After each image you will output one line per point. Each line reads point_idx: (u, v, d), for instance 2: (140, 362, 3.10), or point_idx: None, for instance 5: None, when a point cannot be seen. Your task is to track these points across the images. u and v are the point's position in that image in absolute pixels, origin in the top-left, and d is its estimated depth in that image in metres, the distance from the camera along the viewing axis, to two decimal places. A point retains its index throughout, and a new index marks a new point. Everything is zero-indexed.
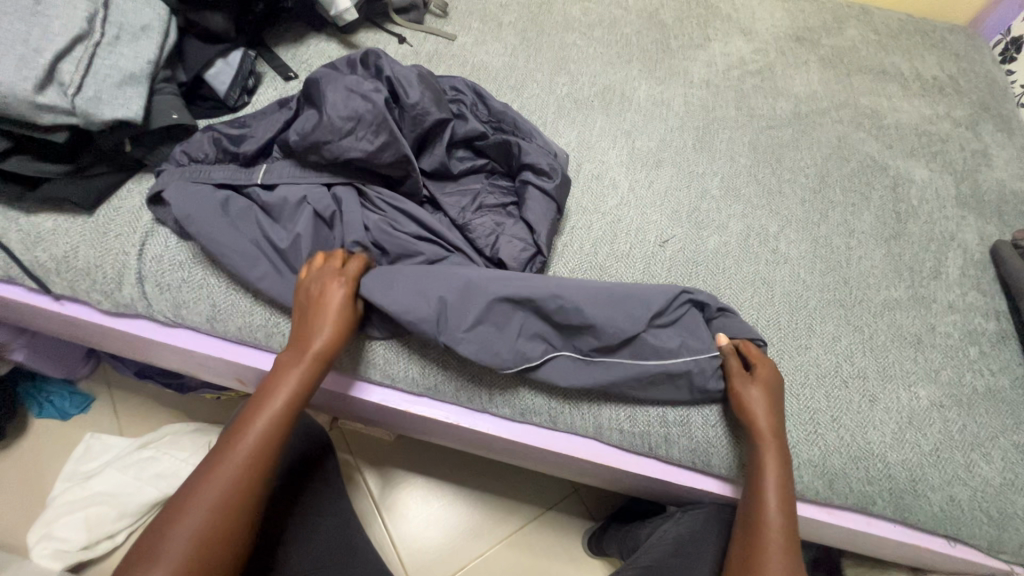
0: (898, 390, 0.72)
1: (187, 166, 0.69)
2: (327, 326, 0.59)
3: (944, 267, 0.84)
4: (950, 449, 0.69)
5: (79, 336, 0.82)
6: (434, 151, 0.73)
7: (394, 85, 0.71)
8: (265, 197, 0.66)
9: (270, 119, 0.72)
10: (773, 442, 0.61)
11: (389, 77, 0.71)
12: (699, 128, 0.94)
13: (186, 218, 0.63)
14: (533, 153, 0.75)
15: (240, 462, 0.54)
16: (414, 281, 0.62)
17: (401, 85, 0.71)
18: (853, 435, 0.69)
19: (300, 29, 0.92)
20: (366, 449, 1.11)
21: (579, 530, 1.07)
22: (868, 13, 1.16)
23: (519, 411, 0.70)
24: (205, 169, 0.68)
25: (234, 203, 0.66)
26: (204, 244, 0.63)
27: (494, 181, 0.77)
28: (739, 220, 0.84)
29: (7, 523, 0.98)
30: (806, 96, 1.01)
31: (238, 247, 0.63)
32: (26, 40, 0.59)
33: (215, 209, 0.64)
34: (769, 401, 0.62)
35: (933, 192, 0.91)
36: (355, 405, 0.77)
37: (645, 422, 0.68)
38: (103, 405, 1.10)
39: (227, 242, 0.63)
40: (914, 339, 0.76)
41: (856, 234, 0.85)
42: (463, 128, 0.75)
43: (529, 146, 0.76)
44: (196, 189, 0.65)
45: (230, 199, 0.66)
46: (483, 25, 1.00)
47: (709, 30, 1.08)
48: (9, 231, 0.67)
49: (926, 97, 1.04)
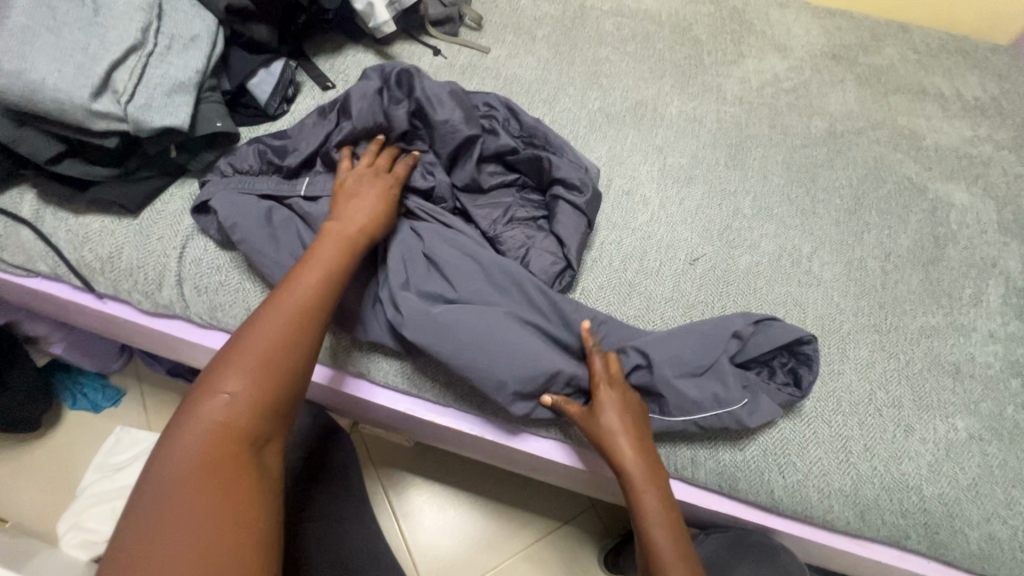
0: (935, 421, 0.70)
1: (232, 176, 0.71)
2: (371, 201, 0.64)
3: (985, 294, 0.81)
4: (990, 485, 0.66)
5: (117, 334, 0.85)
6: (465, 165, 0.75)
7: (423, 101, 0.72)
8: (305, 208, 0.67)
9: (312, 130, 0.73)
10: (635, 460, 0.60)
11: (419, 94, 0.72)
12: (732, 144, 0.93)
13: (231, 226, 0.65)
14: (563, 168, 0.75)
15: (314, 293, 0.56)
16: (476, 332, 0.62)
17: (431, 103, 0.72)
18: (888, 466, 0.67)
19: (339, 40, 0.94)
20: (385, 454, 1.11)
21: (595, 547, 1.05)
22: (906, 31, 1.14)
23: (545, 426, 0.70)
24: (250, 179, 0.70)
25: (276, 213, 0.67)
26: (247, 252, 0.65)
27: (525, 196, 0.78)
28: (771, 240, 0.83)
29: (39, 511, 1.01)
30: (842, 115, 0.99)
31: (278, 259, 0.65)
32: (84, 50, 0.62)
33: (259, 219, 0.66)
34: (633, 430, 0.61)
35: (974, 217, 0.89)
36: (381, 413, 0.79)
37: (671, 442, 0.68)
38: (133, 399, 1.12)
39: (269, 254, 0.65)
40: (953, 368, 0.74)
41: (892, 257, 0.83)
42: (494, 143, 0.76)
43: (560, 161, 0.76)
44: (241, 199, 0.67)
45: (272, 209, 0.67)
46: (516, 38, 1.01)
47: (744, 46, 1.07)
48: (59, 230, 0.69)
49: (967, 118, 1.02)
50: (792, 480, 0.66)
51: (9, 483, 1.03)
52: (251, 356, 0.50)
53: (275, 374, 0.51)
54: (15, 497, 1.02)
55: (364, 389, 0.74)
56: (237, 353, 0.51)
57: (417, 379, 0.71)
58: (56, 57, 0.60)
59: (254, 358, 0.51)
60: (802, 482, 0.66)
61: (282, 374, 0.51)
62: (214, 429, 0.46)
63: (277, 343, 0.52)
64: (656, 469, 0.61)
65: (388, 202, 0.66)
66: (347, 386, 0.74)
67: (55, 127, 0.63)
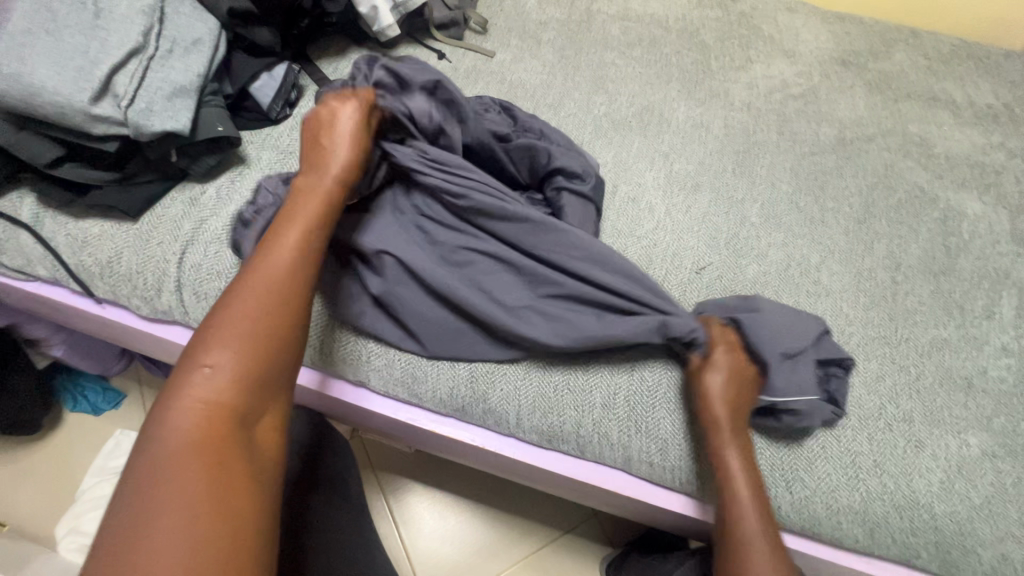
0: (946, 437, 0.68)
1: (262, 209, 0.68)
2: (340, 141, 0.64)
3: (998, 306, 0.79)
4: (1003, 503, 0.65)
5: (117, 338, 0.84)
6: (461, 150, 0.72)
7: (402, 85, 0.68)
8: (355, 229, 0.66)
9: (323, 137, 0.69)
10: (727, 432, 0.61)
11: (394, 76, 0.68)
12: (739, 151, 0.92)
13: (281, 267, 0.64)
14: (565, 159, 0.74)
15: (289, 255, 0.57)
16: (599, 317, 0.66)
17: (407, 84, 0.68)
18: (898, 483, 0.65)
19: (343, 43, 0.93)
20: (386, 460, 1.10)
21: (598, 557, 1.04)
22: (918, 36, 1.12)
23: (547, 438, 0.69)
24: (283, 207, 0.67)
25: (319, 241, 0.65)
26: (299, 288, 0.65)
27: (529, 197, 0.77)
28: (779, 249, 0.82)
29: (38, 514, 1.01)
30: (852, 121, 0.98)
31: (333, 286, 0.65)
32: (85, 53, 0.61)
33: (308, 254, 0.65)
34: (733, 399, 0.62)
35: (986, 227, 0.87)
36: (381, 422, 0.78)
37: (676, 456, 0.66)
38: (134, 402, 1.12)
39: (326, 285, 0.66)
40: (965, 382, 0.73)
41: (902, 267, 0.82)
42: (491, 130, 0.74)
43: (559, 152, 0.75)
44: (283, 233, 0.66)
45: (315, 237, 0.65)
46: (522, 42, 1.00)
47: (752, 51, 1.06)
48: (58, 234, 0.69)
49: (979, 126, 1.00)
50: (800, 495, 0.65)
51: (9, 485, 1.03)
52: (230, 321, 0.51)
53: (256, 339, 0.51)
54: (15, 499, 1.02)
55: (363, 397, 0.73)
56: (218, 330, 0.51)
57: (418, 388, 0.69)
58: (56, 60, 0.60)
59: (237, 332, 0.51)
60: (810, 499, 0.65)
61: (263, 334, 0.52)
62: (202, 402, 0.47)
63: (262, 317, 0.52)
64: (745, 438, 0.63)
65: (357, 131, 0.64)
66: (345, 395, 0.73)
67: (55, 131, 0.62)
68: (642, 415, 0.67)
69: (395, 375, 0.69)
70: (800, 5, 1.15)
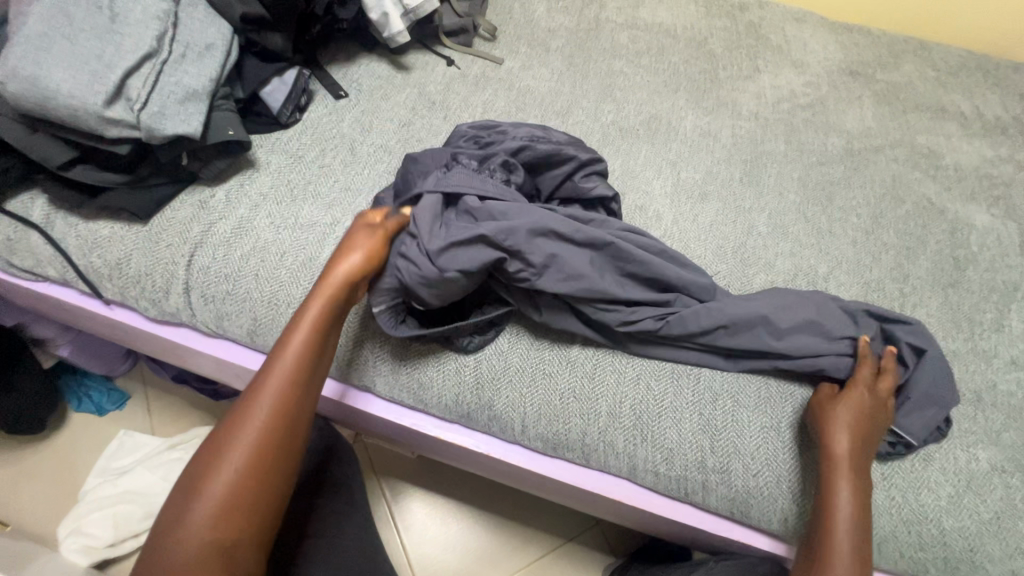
0: (955, 451, 0.68)
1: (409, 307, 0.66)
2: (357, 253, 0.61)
3: (1007, 319, 0.79)
4: (1013, 519, 0.64)
5: (124, 339, 0.85)
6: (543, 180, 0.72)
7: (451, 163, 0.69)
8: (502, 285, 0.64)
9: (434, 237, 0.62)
10: (846, 469, 0.59)
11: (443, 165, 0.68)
12: (747, 161, 0.92)
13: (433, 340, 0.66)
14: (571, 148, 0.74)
15: (292, 372, 0.57)
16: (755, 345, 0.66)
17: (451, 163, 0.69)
18: (906, 496, 0.65)
19: (353, 49, 0.94)
20: (388, 465, 1.10)
21: (600, 566, 1.03)
22: (926, 48, 1.12)
23: (552, 446, 0.68)
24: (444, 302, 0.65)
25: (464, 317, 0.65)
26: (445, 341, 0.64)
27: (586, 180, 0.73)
28: (786, 259, 0.81)
29: (40, 514, 1.01)
30: (860, 132, 0.98)
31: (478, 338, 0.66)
32: (100, 56, 0.62)
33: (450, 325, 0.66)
34: (856, 431, 0.61)
35: (995, 239, 0.87)
36: (388, 427, 0.78)
37: (682, 466, 0.66)
38: (138, 402, 1.12)
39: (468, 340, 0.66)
40: (973, 396, 0.72)
41: (911, 279, 0.81)
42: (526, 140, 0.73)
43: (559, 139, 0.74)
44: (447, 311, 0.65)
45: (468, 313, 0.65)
46: (530, 49, 1.01)
47: (760, 61, 1.06)
48: (68, 235, 0.69)
49: (988, 138, 1.00)
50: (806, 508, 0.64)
51: (12, 484, 1.03)
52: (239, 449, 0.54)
53: (259, 465, 0.54)
54: (18, 497, 1.02)
55: (370, 402, 0.73)
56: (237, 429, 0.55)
57: (426, 394, 0.69)
58: (71, 64, 0.60)
59: (242, 458, 0.54)
60: None
61: (265, 463, 0.55)
62: (203, 537, 0.52)
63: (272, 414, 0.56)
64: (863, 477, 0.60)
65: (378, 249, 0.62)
66: (351, 399, 0.73)
67: (69, 133, 0.63)
68: (648, 423, 0.66)
69: (409, 381, 0.69)
70: (808, 15, 1.15)
